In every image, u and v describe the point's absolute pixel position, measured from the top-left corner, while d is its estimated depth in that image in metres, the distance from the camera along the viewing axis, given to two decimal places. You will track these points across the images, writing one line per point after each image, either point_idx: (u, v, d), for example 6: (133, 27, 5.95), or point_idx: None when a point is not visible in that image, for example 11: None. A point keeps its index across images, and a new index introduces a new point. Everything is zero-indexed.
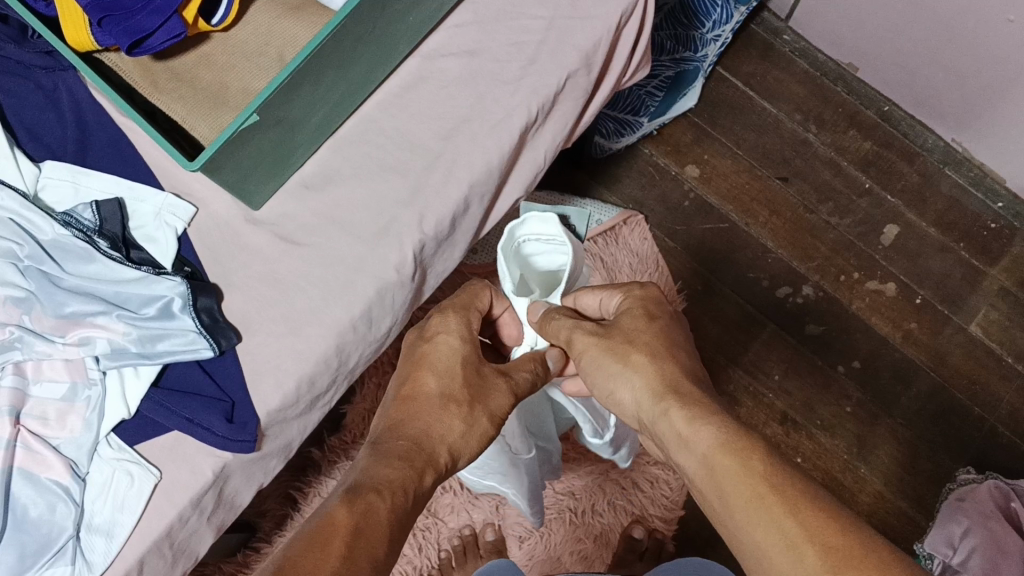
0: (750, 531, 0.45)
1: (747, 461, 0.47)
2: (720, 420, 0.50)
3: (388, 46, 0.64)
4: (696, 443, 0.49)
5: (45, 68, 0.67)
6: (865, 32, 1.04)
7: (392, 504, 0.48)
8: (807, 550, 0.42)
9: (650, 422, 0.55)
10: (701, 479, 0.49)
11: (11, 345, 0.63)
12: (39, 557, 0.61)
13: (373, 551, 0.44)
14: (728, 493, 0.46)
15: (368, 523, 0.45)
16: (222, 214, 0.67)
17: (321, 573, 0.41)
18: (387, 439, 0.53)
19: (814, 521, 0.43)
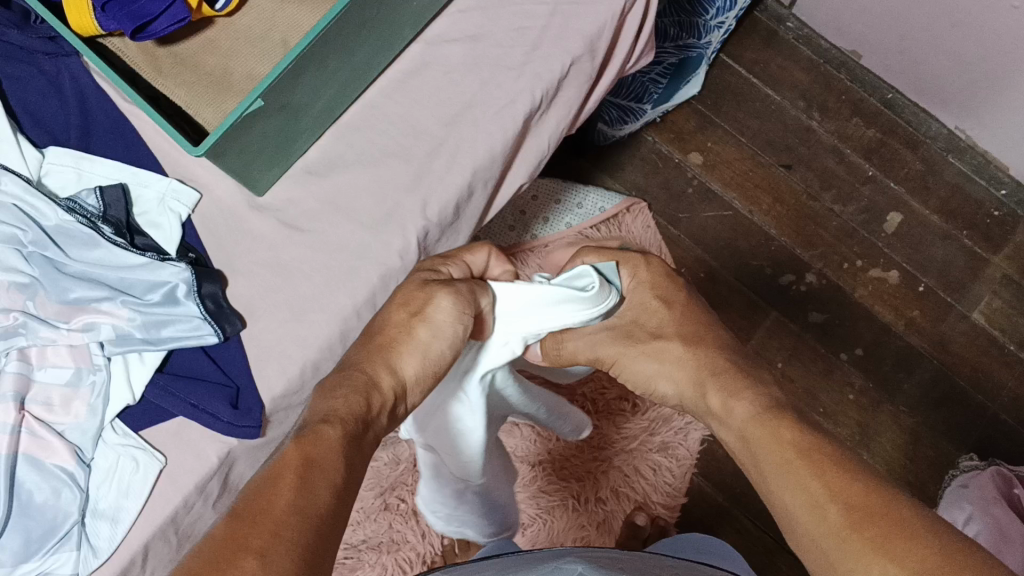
0: (779, 489, 0.51)
1: (778, 428, 0.54)
2: (757, 398, 0.58)
3: (392, 32, 0.64)
4: (736, 415, 0.58)
5: (49, 54, 0.67)
6: (869, 18, 1.04)
7: (343, 435, 0.49)
8: (829, 509, 0.47)
9: (698, 404, 0.65)
10: (739, 445, 0.57)
11: (15, 330, 0.62)
12: (44, 543, 0.60)
13: (330, 479, 0.45)
14: (762, 456, 0.54)
15: (320, 452, 0.46)
16: (227, 200, 0.67)
17: (277, 503, 0.42)
18: (335, 378, 0.55)
19: (836, 481, 0.48)
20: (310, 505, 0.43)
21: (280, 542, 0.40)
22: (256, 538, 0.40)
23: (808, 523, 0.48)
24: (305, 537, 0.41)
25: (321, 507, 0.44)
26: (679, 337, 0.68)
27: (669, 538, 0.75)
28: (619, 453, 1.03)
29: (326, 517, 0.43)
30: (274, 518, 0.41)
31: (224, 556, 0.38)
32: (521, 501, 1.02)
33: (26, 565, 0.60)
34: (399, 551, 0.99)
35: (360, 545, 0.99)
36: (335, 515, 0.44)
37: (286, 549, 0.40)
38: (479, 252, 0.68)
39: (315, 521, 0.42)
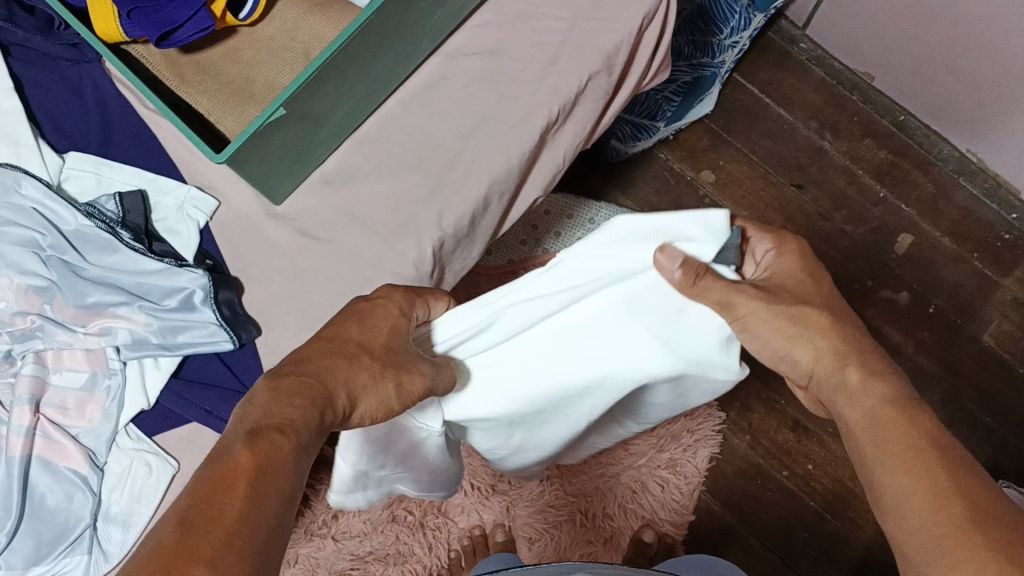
0: (889, 480, 0.46)
1: (911, 417, 0.47)
2: (896, 386, 0.50)
3: (412, 45, 0.65)
4: (863, 395, 0.50)
5: (71, 60, 0.69)
6: (882, 40, 1.04)
7: (298, 444, 0.40)
8: (947, 503, 0.42)
9: (827, 387, 0.54)
10: (855, 427, 0.50)
11: (32, 334, 0.63)
12: (55, 547, 0.61)
13: (277, 494, 0.37)
14: (883, 442, 0.47)
15: (269, 461, 0.38)
16: (244, 208, 0.68)
17: (218, 525, 0.34)
18: (286, 369, 0.44)
19: (961, 481, 0.43)
20: (257, 517, 0.36)
21: (228, 559, 0.33)
22: (206, 553, 0.33)
23: (917, 511, 0.43)
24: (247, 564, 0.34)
25: (264, 524, 0.36)
26: (835, 329, 0.54)
27: (680, 557, 0.74)
28: (623, 469, 1.02)
29: (269, 533, 0.36)
30: (223, 531, 0.34)
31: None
32: (528, 515, 1.01)
33: (38, 567, 0.61)
34: (406, 563, 0.99)
35: (365, 556, 0.98)
36: (278, 530, 0.37)
37: (238, 566, 0.33)
38: (441, 300, 0.57)
39: (262, 542, 0.35)
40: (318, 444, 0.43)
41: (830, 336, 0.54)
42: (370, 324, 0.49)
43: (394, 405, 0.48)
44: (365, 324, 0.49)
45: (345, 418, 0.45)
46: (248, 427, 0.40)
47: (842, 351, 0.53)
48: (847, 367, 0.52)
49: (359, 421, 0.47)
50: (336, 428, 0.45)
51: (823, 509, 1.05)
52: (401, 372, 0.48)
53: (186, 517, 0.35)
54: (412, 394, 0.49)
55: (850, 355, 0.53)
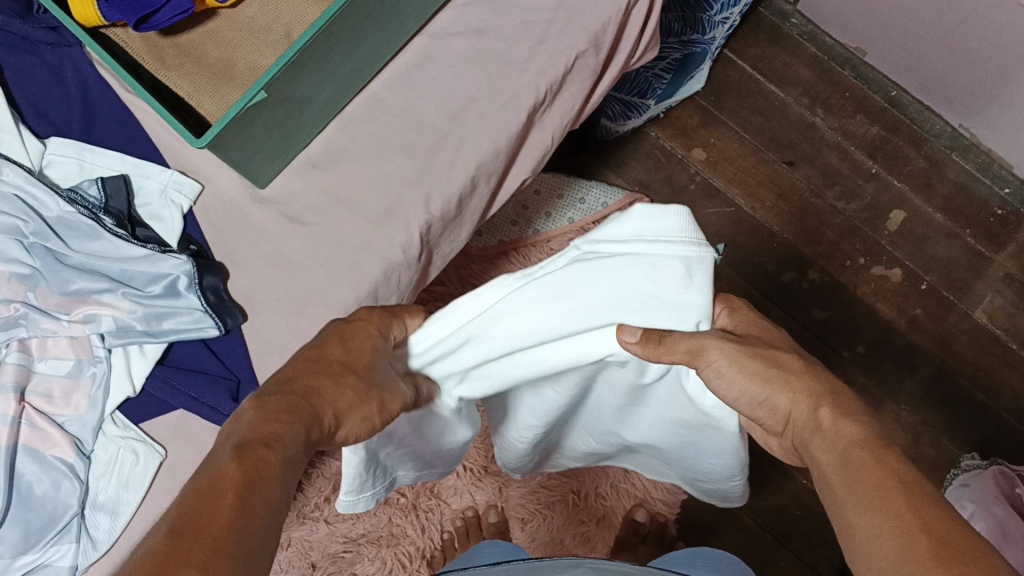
0: (859, 519, 0.42)
1: (881, 454, 0.44)
2: (869, 426, 0.46)
3: (396, 25, 0.64)
4: (830, 430, 0.47)
5: (50, 44, 0.68)
6: (875, 15, 1.03)
7: (287, 461, 0.39)
8: (920, 545, 0.39)
9: (794, 435, 0.50)
10: (822, 466, 0.46)
11: (16, 322, 0.62)
12: (43, 536, 0.61)
13: (264, 511, 0.37)
14: (853, 479, 0.43)
15: (258, 471, 0.37)
16: (229, 192, 0.67)
17: (207, 541, 0.33)
18: (270, 388, 0.43)
19: (935, 519, 0.40)
20: (243, 525, 0.35)
21: (219, 565, 0.33)
22: (192, 569, 0.32)
23: (889, 551, 0.39)
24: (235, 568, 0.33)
25: (254, 541, 0.35)
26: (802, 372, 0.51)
27: (684, 549, 0.72)
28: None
29: (257, 538, 0.35)
30: (212, 535, 0.34)
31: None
32: (521, 495, 0.99)
33: (26, 556, 0.61)
34: (399, 545, 0.97)
35: (359, 539, 0.97)
36: (268, 537, 0.36)
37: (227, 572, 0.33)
38: (420, 315, 0.56)
39: (251, 550, 0.35)
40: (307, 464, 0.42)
41: (805, 377, 0.50)
42: (350, 343, 0.49)
43: (377, 422, 0.47)
44: (348, 336, 0.49)
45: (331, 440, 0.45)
46: (233, 444, 0.39)
47: (816, 393, 0.49)
48: (821, 410, 0.48)
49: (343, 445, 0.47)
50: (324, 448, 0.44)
51: (816, 487, 1.05)
52: (382, 391, 0.48)
53: (178, 526, 0.34)
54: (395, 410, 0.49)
55: (817, 387, 0.50)
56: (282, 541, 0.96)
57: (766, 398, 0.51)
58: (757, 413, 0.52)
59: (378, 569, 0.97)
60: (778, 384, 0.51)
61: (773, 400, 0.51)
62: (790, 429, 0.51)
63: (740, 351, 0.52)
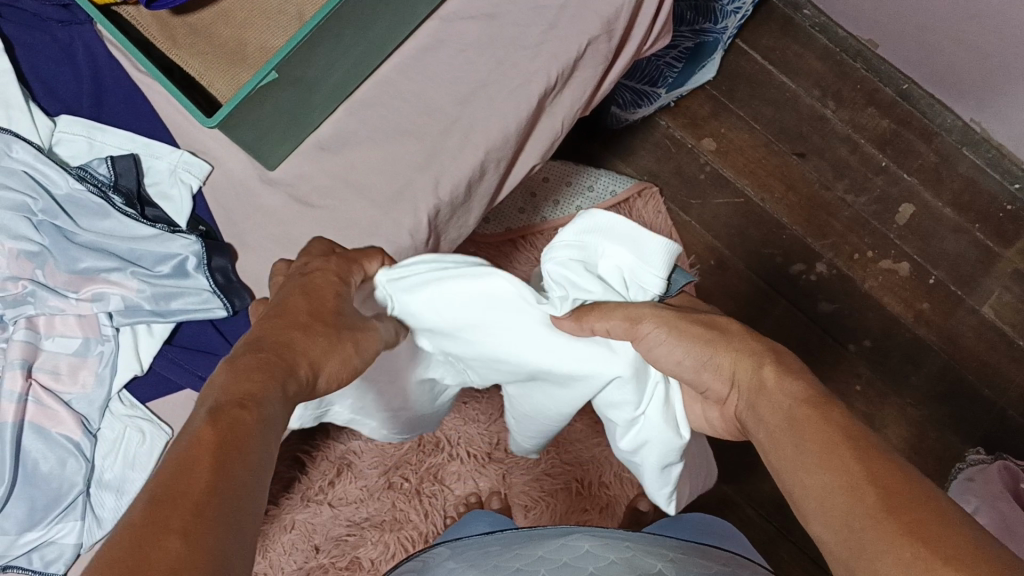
0: (810, 481, 0.38)
1: (825, 411, 0.41)
2: (814, 382, 0.43)
3: (408, 8, 0.64)
4: (773, 392, 0.43)
5: (62, 22, 0.68)
6: (888, 7, 1.02)
7: (261, 416, 0.36)
8: (867, 495, 0.35)
9: (741, 406, 0.47)
10: (770, 432, 0.43)
11: (24, 299, 0.62)
12: (48, 513, 0.61)
13: (250, 466, 0.33)
14: (798, 440, 0.40)
15: (234, 434, 0.34)
16: (237, 172, 0.67)
17: (193, 493, 0.30)
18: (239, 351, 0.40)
19: (880, 465, 0.36)
20: (224, 484, 0.31)
21: (205, 527, 0.29)
22: (177, 524, 0.29)
23: (839, 508, 0.36)
24: (221, 525, 0.30)
25: (241, 496, 0.32)
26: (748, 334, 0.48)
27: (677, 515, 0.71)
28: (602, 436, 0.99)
29: (240, 498, 0.32)
30: (192, 497, 0.30)
31: (140, 548, 0.27)
32: (524, 482, 0.98)
33: (31, 533, 0.61)
34: (402, 530, 0.96)
35: (362, 523, 0.96)
36: (259, 501, 0.33)
37: (212, 530, 0.29)
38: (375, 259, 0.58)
39: (239, 509, 0.31)
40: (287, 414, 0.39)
41: (747, 341, 0.48)
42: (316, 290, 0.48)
43: (354, 363, 0.47)
44: (307, 290, 0.48)
45: (309, 373, 0.43)
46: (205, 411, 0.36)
47: (758, 351, 0.47)
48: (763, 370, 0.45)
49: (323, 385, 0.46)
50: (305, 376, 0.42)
51: None
52: (355, 335, 0.48)
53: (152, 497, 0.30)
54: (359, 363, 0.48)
55: (760, 350, 0.46)
56: (286, 523, 0.96)
57: (710, 359, 0.48)
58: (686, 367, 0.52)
59: (380, 553, 0.95)
60: (721, 345, 0.48)
61: (717, 359, 0.48)
62: (734, 394, 0.48)
63: (680, 319, 0.51)
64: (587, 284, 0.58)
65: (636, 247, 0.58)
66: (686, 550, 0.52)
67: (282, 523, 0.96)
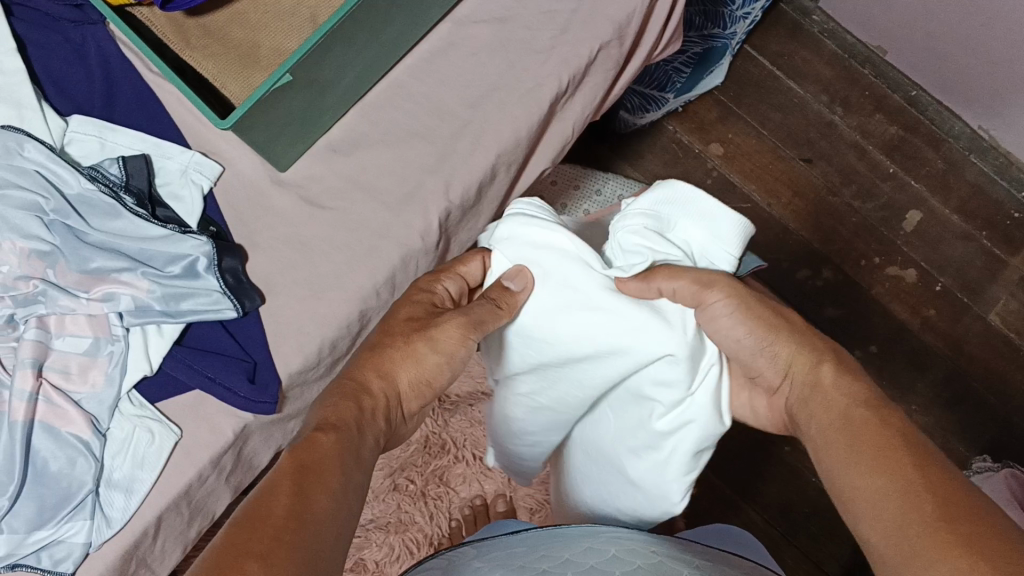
0: (862, 478, 0.44)
1: (883, 415, 0.47)
2: (870, 387, 0.50)
3: (421, 10, 0.64)
4: (834, 393, 0.50)
5: (74, 21, 0.68)
6: (897, 13, 1.03)
7: (339, 440, 0.46)
8: (925, 504, 0.40)
9: (789, 396, 0.54)
10: (822, 427, 0.49)
11: (35, 299, 0.62)
12: (57, 512, 0.61)
13: (327, 485, 0.43)
14: (853, 438, 0.46)
15: (314, 460, 0.44)
16: (248, 173, 0.67)
17: (275, 515, 0.38)
18: (336, 393, 0.51)
19: (942, 485, 0.41)
20: (306, 507, 0.40)
21: (286, 543, 0.37)
22: (264, 538, 0.37)
23: (891, 510, 0.42)
24: (296, 545, 0.37)
25: (320, 512, 0.41)
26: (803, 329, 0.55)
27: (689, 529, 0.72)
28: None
29: (323, 517, 0.40)
30: (277, 521, 0.38)
31: (230, 560, 0.35)
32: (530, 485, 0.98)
33: (40, 532, 0.61)
34: (407, 532, 0.96)
35: (367, 524, 0.96)
36: (343, 512, 0.42)
37: (294, 548, 0.37)
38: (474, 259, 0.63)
39: (316, 531, 0.39)
40: (368, 430, 0.50)
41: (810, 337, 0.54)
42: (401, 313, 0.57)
43: (433, 361, 0.56)
44: (394, 310, 0.58)
45: (390, 397, 0.54)
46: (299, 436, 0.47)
47: (817, 350, 0.53)
48: (822, 366, 0.51)
49: (413, 395, 0.56)
50: (386, 409, 0.53)
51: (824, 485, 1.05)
52: (429, 327, 0.55)
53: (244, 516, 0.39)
54: (451, 345, 0.56)
55: (826, 354, 0.52)
56: None
57: (767, 345, 0.55)
58: (757, 362, 0.55)
59: (386, 556, 0.95)
60: (781, 335, 0.54)
61: (773, 347, 0.54)
62: (788, 384, 0.54)
63: (747, 298, 0.55)
64: (665, 253, 0.60)
65: (711, 233, 0.61)
66: (710, 556, 0.52)
67: None
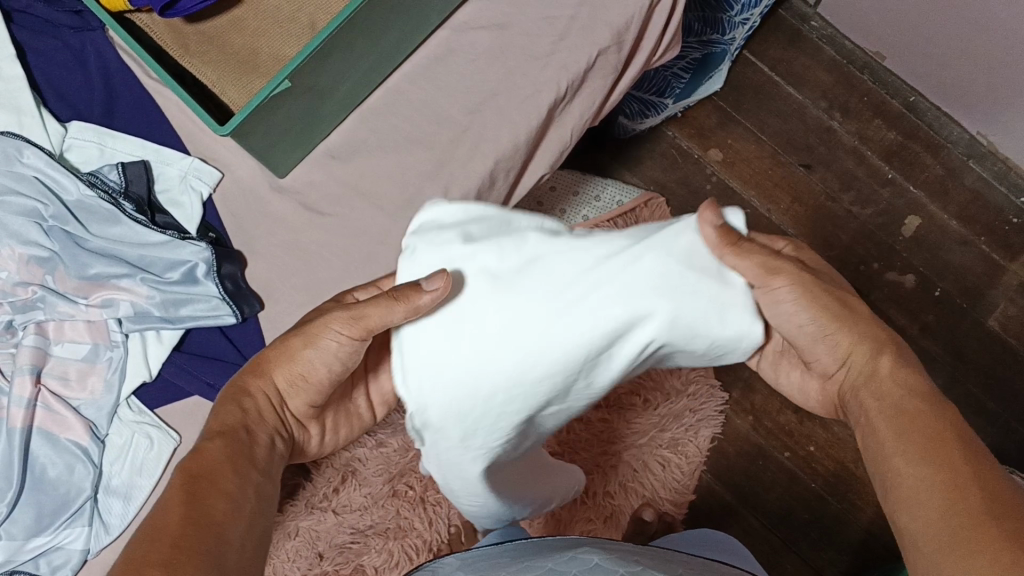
0: (905, 471, 0.42)
1: (927, 405, 0.44)
2: (924, 377, 0.46)
3: (420, 17, 0.64)
4: (886, 380, 0.47)
5: (74, 28, 0.68)
6: (896, 19, 1.03)
7: (228, 445, 0.47)
8: (959, 505, 0.39)
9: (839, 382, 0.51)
10: (870, 414, 0.46)
11: (33, 304, 0.63)
12: (56, 518, 0.61)
13: (220, 488, 0.43)
14: (898, 428, 0.44)
15: (206, 468, 0.44)
16: (248, 180, 0.68)
17: (168, 523, 0.39)
18: (227, 403, 0.50)
19: (985, 487, 0.39)
20: (203, 512, 0.40)
21: (180, 551, 0.37)
22: (158, 549, 0.37)
23: (929, 506, 0.40)
24: (199, 553, 0.38)
25: (218, 517, 0.41)
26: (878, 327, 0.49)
27: (679, 533, 0.74)
28: (634, 427, 1.01)
29: (216, 519, 0.41)
30: (171, 531, 0.38)
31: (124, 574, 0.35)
32: None
33: (37, 539, 0.60)
34: (406, 538, 0.96)
35: (366, 530, 0.96)
36: (246, 513, 0.43)
37: (187, 555, 0.37)
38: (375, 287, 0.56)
39: (217, 535, 0.40)
40: (258, 428, 0.50)
41: (869, 326, 0.49)
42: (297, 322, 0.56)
43: (318, 361, 0.53)
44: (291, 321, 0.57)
45: (271, 398, 0.52)
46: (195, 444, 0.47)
47: (880, 339, 0.48)
48: (880, 358, 0.48)
49: (295, 394, 0.53)
50: (271, 412, 0.52)
51: (824, 491, 1.05)
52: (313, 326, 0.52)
53: (143, 530, 0.39)
54: (332, 340, 0.50)
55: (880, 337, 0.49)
56: (290, 530, 0.95)
57: (831, 333, 0.50)
58: (816, 349, 0.51)
59: (384, 561, 0.96)
60: (846, 323, 0.49)
61: (836, 335, 0.49)
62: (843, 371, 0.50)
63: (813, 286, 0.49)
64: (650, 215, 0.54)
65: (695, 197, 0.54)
66: (696, 565, 0.52)
67: (287, 530, 0.96)
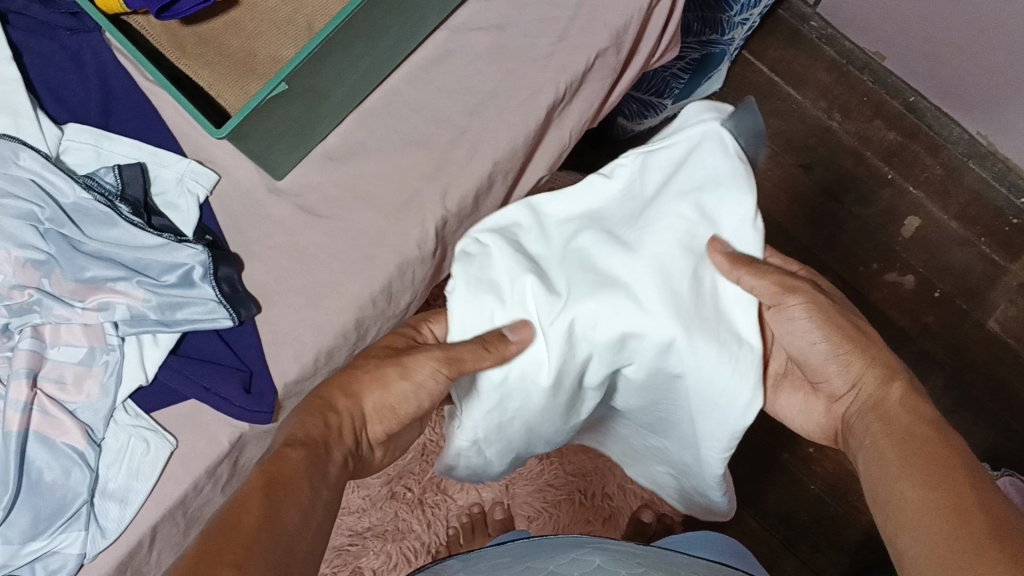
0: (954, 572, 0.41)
1: (969, 504, 0.43)
2: (980, 474, 0.45)
3: (418, 18, 0.63)
4: (917, 477, 0.46)
5: (69, 29, 0.67)
6: (895, 20, 1.03)
7: (308, 452, 0.48)
8: None
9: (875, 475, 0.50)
10: (907, 516, 0.45)
11: (29, 308, 0.62)
12: (53, 522, 0.60)
13: (295, 496, 0.44)
14: (934, 530, 0.43)
15: (283, 471, 0.45)
16: (246, 182, 0.67)
17: (249, 516, 0.41)
18: (310, 413, 0.52)
19: None
20: (278, 515, 0.42)
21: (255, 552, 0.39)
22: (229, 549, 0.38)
23: None
24: (269, 553, 0.39)
25: (290, 524, 0.42)
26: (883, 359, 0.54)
27: (681, 535, 0.74)
28: None
29: (288, 526, 0.42)
30: (247, 531, 0.39)
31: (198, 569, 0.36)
32: (527, 493, 0.98)
33: (34, 543, 0.60)
34: (404, 540, 0.96)
35: (364, 532, 0.96)
36: (314, 524, 0.44)
37: (262, 557, 0.38)
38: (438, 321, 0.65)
39: (285, 541, 0.41)
40: (337, 445, 0.52)
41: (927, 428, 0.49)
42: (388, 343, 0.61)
43: (401, 391, 0.56)
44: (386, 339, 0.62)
45: (354, 417, 0.55)
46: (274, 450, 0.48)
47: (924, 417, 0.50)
48: (892, 386, 0.53)
49: (377, 418, 0.57)
50: (352, 429, 0.54)
51: (823, 492, 1.05)
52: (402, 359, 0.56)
53: (220, 525, 0.40)
54: (420, 375, 0.56)
55: (916, 425, 0.50)
56: None
57: (841, 353, 0.56)
58: (827, 369, 0.57)
59: (383, 563, 0.95)
60: (855, 346, 0.55)
61: (847, 356, 0.56)
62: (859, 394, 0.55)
63: (827, 307, 0.56)
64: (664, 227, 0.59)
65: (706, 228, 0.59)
66: (697, 567, 0.52)
67: None
